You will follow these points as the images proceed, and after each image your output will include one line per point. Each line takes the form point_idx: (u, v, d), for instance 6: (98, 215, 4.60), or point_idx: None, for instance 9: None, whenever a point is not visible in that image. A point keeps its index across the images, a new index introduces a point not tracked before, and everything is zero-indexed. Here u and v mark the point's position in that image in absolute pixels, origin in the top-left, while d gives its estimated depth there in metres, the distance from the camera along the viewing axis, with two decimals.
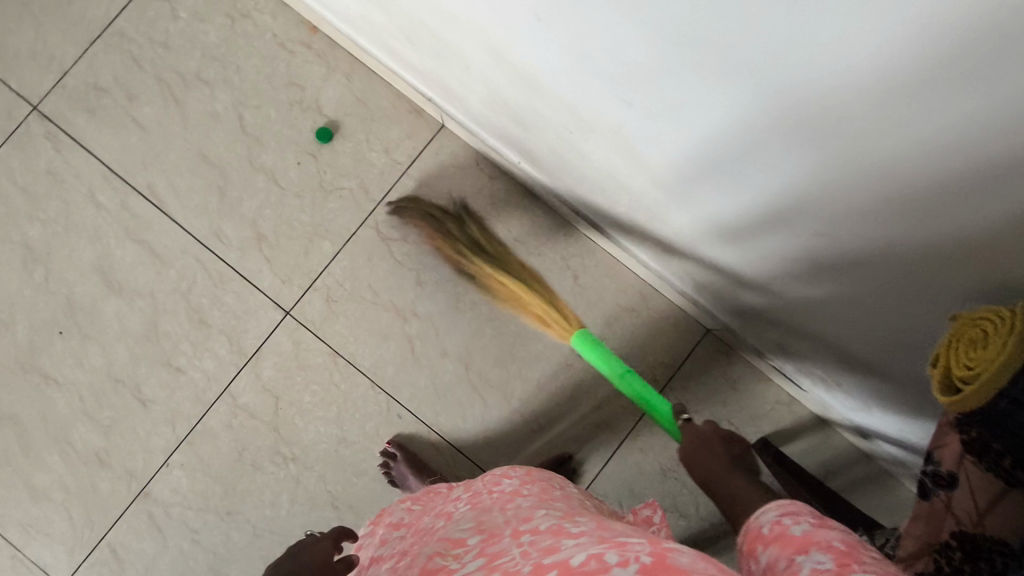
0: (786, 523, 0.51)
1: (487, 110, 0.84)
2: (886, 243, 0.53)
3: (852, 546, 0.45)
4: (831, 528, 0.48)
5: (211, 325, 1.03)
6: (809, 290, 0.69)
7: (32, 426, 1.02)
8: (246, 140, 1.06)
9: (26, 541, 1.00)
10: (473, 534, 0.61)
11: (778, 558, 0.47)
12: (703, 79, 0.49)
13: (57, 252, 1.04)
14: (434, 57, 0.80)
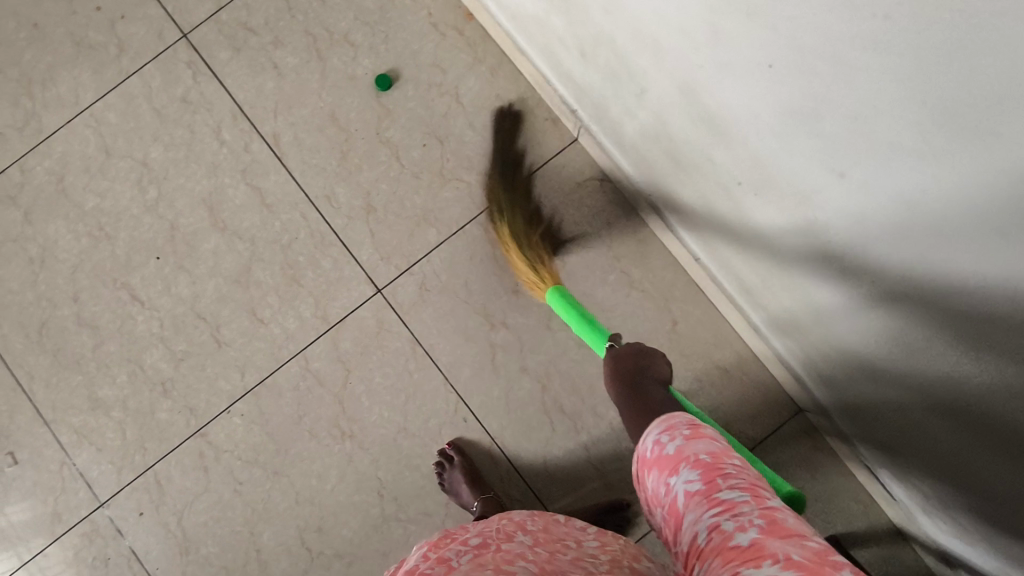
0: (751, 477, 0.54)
1: (639, 138, 0.82)
2: (913, 352, 0.59)
3: (717, 460, 0.47)
4: (700, 442, 0.49)
5: (302, 284, 1.02)
6: (853, 373, 0.74)
7: (107, 339, 1.02)
8: (377, 109, 1.04)
9: (76, 450, 1.01)
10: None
11: (657, 481, 0.49)
12: (792, 172, 0.56)
13: (173, 178, 1.04)
14: (603, 75, 0.78)
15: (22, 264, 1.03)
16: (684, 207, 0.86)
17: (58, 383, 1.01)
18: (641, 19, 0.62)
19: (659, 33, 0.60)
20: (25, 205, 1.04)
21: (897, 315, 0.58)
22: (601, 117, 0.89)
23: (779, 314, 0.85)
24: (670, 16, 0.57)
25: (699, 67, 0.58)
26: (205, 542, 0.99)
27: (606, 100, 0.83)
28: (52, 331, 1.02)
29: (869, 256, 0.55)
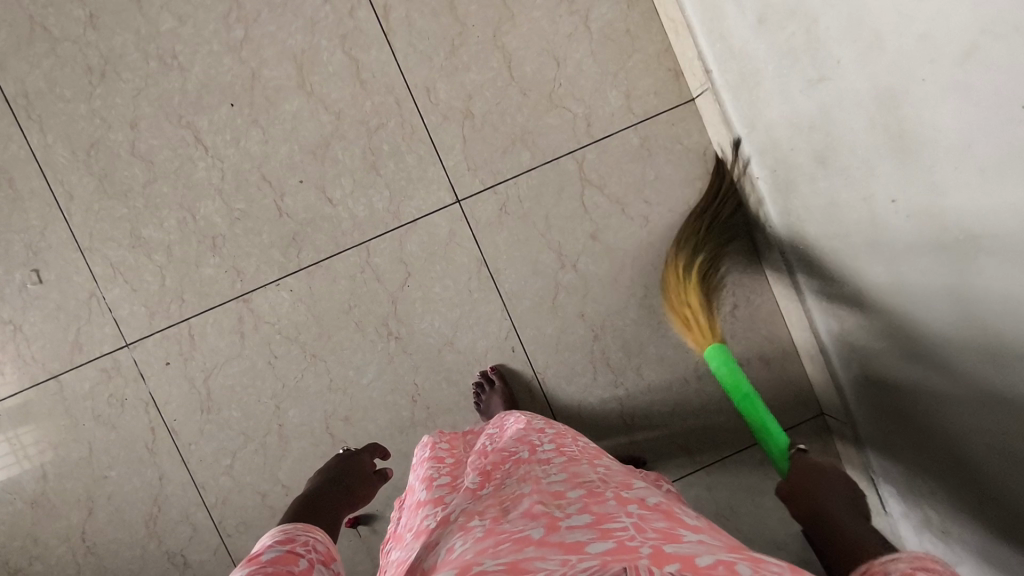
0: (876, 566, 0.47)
1: (784, 117, 0.79)
2: (1003, 388, 0.63)
3: None
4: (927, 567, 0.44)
5: (380, 174, 0.97)
6: (914, 391, 0.78)
7: (161, 178, 0.95)
8: (500, 9, 0.97)
9: (108, 285, 0.96)
10: (574, 488, 0.57)
11: None
12: (969, 197, 0.57)
13: (266, 23, 0.95)
14: (777, 45, 0.74)
15: (79, 72, 0.94)
16: (797, 201, 0.86)
17: (100, 211, 0.95)
18: (868, 12, 0.59)
19: (886, 31, 0.58)
20: (91, 7, 0.94)
21: (981, 356, 0.64)
22: (742, 87, 0.86)
23: (851, 327, 0.87)
24: (908, 13, 0.54)
25: (920, 81, 0.56)
26: (229, 406, 0.98)
27: (763, 73, 0.79)
28: (104, 153, 0.95)
29: (985, 300, 0.60)
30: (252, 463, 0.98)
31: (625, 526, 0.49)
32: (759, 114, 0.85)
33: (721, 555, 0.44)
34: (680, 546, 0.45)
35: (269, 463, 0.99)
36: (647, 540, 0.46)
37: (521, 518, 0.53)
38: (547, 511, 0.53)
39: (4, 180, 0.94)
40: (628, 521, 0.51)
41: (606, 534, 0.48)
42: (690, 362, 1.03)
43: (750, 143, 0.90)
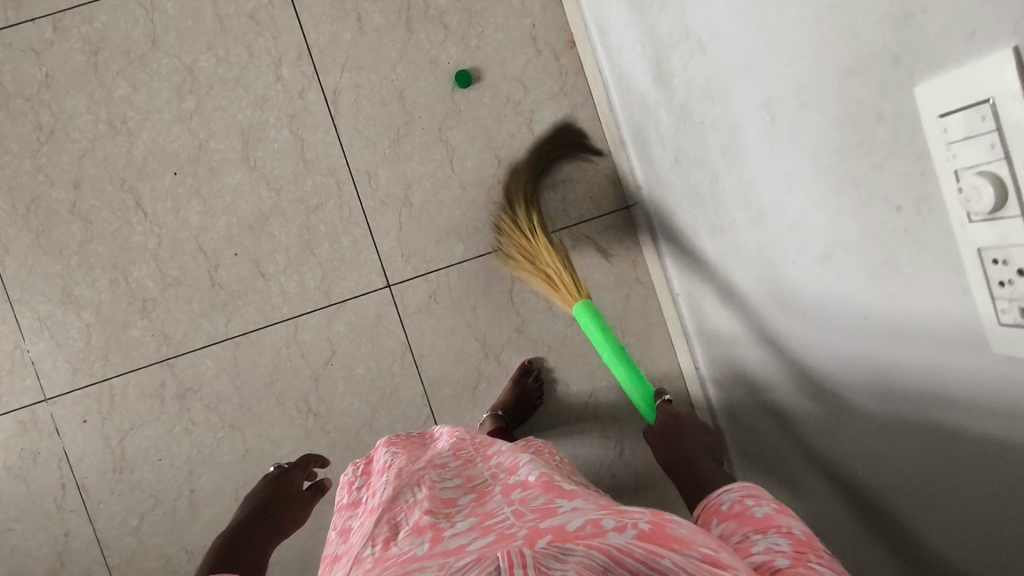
0: (748, 505, 0.56)
1: (695, 248, 0.83)
2: (869, 452, 0.59)
3: (809, 536, 0.51)
4: (790, 515, 0.54)
5: (315, 253, 0.99)
6: (805, 470, 0.74)
7: (98, 238, 0.97)
8: (448, 105, 0.99)
9: (34, 338, 0.97)
10: (465, 494, 0.60)
11: (733, 531, 0.54)
12: (815, 270, 0.56)
13: (217, 97, 0.97)
14: (688, 189, 0.78)
15: (30, 128, 0.96)
16: (709, 315, 0.88)
17: (34, 265, 0.97)
18: (755, 189, 0.61)
19: (767, 207, 0.60)
20: (48, 67, 0.96)
21: (869, 434, 0.58)
22: (665, 207, 0.89)
23: (746, 401, 0.86)
24: (767, 166, 0.58)
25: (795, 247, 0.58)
26: (142, 467, 0.98)
27: (679, 204, 0.83)
28: (43, 210, 0.96)
29: (868, 385, 0.55)
30: (159, 527, 0.99)
31: (504, 517, 0.51)
32: (679, 235, 0.88)
33: (588, 515, 0.46)
34: (553, 519, 0.47)
35: (176, 529, 0.99)
36: (524, 524, 0.48)
37: (410, 537, 0.52)
38: (434, 522, 0.54)
39: None
40: (509, 511, 0.53)
41: (488, 530, 0.49)
42: (603, 462, 1.03)
43: (676, 267, 0.95)
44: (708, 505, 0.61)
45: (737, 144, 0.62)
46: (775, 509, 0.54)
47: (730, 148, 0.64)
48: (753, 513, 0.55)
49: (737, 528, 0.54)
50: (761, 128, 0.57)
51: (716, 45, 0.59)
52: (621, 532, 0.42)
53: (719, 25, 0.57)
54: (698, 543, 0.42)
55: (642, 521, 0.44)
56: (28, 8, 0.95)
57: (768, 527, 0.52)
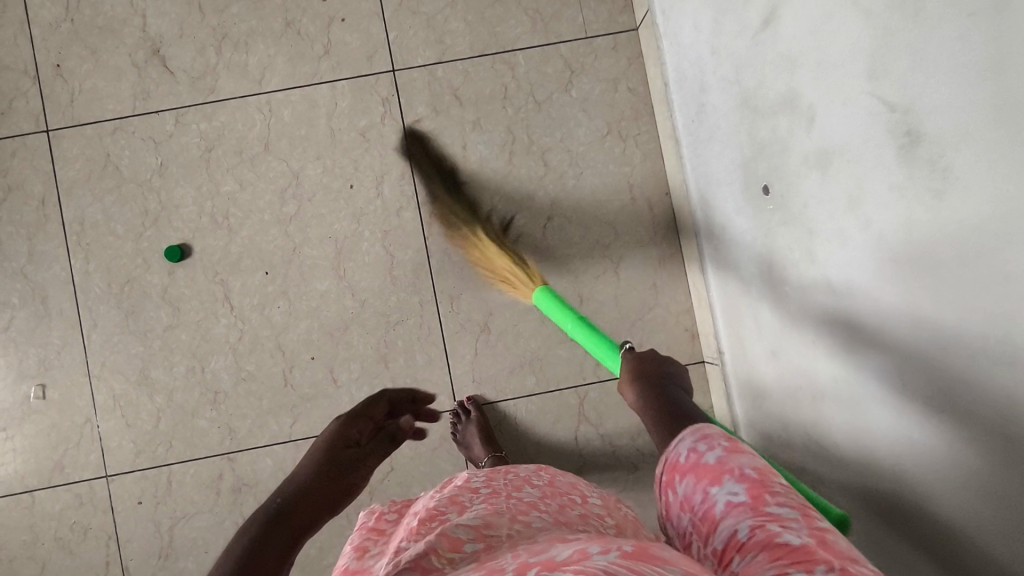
0: (700, 452, 0.51)
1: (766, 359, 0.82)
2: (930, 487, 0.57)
3: (762, 471, 0.47)
4: (741, 452, 0.49)
5: (388, 367, 1.00)
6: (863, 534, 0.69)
7: (183, 326, 0.99)
8: (538, 239, 1.01)
9: (105, 415, 0.98)
10: (472, 535, 0.47)
11: (695, 491, 0.49)
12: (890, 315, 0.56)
13: (318, 203, 1.00)
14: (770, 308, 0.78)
15: (136, 212, 0.99)
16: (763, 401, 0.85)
17: (117, 343, 0.99)
18: (870, 411, 0.63)
19: (877, 411, 0.62)
20: (164, 156, 1.00)
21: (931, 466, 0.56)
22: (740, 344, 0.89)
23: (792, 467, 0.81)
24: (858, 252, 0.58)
25: (910, 443, 0.58)
26: (186, 558, 0.98)
27: (770, 394, 0.83)
28: (135, 292, 0.99)
29: (948, 414, 0.53)
30: None
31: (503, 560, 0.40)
32: (752, 387, 0.88)
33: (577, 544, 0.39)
34: (547, 557, 0.38)
35: None
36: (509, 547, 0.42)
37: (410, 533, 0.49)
38: (434, 570, 0.44)
39: (38, 296, 0.98)
40: (511, 555, 0.41)
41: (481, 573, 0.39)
42: None
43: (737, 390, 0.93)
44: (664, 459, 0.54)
45: (855, 372, 0.64)
46: (726, 451, 0.49)
47: (842, 363, 0.66)
48: (707, 460, 0.50)
49: (695, 485, 0.49)
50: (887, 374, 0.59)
51: (848, 290, 0.61)
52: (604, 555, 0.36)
53: (854, 271, 0.60)
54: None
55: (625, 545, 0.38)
56: (155, 100, 1.00)
57: (722, 475, 0.48)
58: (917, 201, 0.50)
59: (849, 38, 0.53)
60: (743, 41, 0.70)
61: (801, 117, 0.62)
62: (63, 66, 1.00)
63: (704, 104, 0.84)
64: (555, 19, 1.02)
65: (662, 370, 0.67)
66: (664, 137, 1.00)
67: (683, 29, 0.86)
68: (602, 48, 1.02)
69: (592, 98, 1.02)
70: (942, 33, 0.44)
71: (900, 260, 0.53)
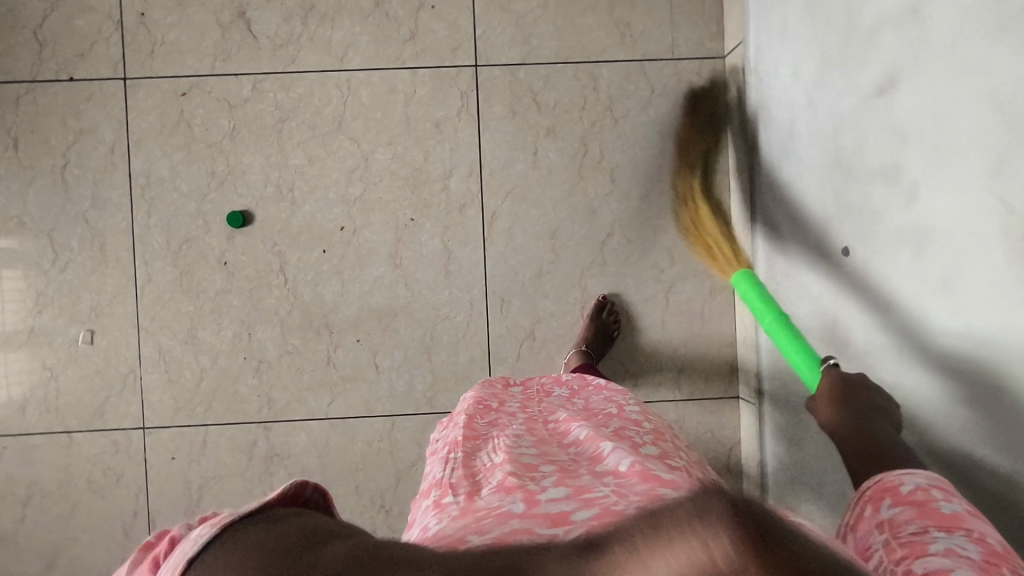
0: (934, 496, 0.47)
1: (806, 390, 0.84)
2: None
3: (1008, 553, 0.42)
4: (982, 521, 0.45)
5: (431, 360, 1.01)
6: None
7: (236, 292, 1.00)
8: (595, 255, 1.02)
9: (149, 368, 1.00)
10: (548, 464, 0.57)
11: (910, 521, 0.45)
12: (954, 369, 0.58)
13: (383, 188, 1.00)
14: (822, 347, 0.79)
15: (203, 173, 0.99)
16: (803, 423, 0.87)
17: (168, 300, 0.99)
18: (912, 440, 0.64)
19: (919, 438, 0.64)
20: (236, 120, 0.99)
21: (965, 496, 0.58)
22: (781, 372, 0.91)
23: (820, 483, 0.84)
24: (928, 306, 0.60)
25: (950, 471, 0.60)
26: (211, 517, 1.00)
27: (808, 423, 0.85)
28: (192, 251, 0.99)
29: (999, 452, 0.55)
30: None
31: (601, 492, 0.48)
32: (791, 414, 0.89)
33: (696, 494, 0.41)
34: (657, 497, 0.44)
35: None
36: (625, 498, 0.45)
37: (498, 495, 0.50)
38: (521, 486, 0.51)
39: (97, 243, 0.99)
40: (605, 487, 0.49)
41: (586, 502, 0.46)
42: None
43: (772, 410, 0.95)
44: (878, 481, 0.51)
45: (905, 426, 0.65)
46: (968, 511, 0.45)
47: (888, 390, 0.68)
48: (940, 506, 0.45)
49: (915, 518, 0.45)
50: (970, 420, 0.57)
51: (914, 354, 0.63)
52: None
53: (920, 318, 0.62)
54: (829, 543, 0.37)
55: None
56: (235, 63, 0.99)
57: (955, 527, 0.43)
58: (1019, 302, 0.51)
59: (978, 126, 0.53)
60: (852, 99, 0.70)
61: (902, 186, 0.63)
62: (148, 15, 0.99)
63: (788, 148, 0.84)
64: (644, 36, 1.01)
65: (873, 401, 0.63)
66: (735, 171, 1.00)
67: (779, 71, 0.86)
68: (687, 72, 1.02)
69: (669, 121, 1.02)
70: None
71: (985, 355, 0.55)
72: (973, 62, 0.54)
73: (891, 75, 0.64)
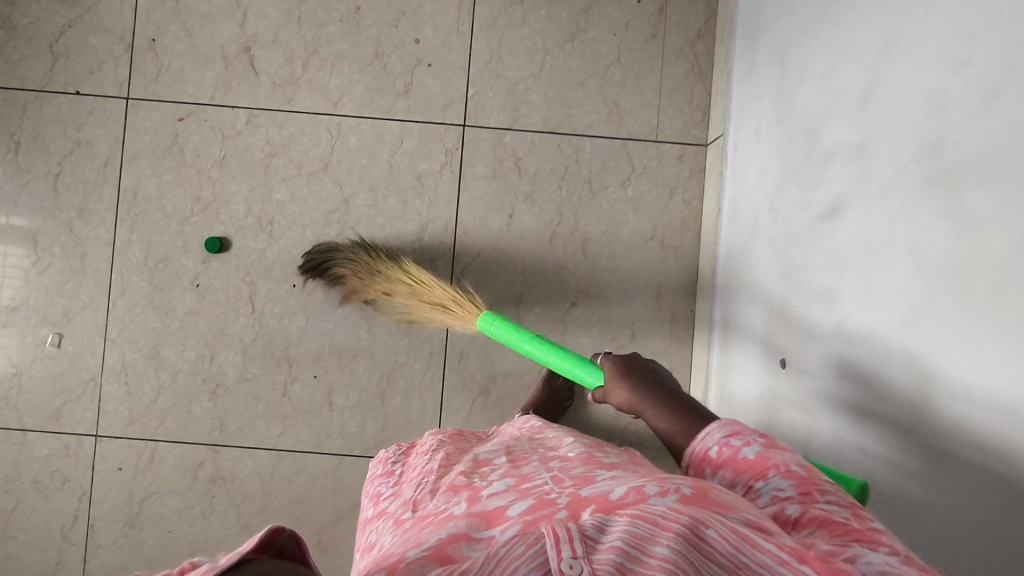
0: (736, 447, 0.52)
1: None
2: None
3: (807, 470, 0.48)
4: (779, 450, 0.51)
5: (384, 404, 1.02)
6: None
7: (203, 315, 1.02)
8: (558, 321, 1.03)
9: (110, 378, 1.02)
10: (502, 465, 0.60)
11: (732, 482, 0.50)
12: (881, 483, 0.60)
13: (360, 232, 1.03)
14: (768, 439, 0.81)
15: (189, 197, 1.03)
16: None
17: (138, 315, 1.02)
18: None
19: None
20: (228, 150, 1.03)
21: None
22: None
23: None
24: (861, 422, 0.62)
25: None
26: (149, 531, 1.02)
27: None
28: (168, 270, 1.02)
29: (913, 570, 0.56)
30: None
31: (542, 483, 0.51)
32: None
33: (629, 483, 0.46)
34: (595, 488, 0.47)
35: None
36: (565, 490, 0.48)
37: (449, 496, 0.53)
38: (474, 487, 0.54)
39: (78, 251, 1.02)
40: (548, 478, 0.53)
41: (526, 494, 0.49)
42: None
43: None
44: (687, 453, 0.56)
45: None
46: (765, 447, 0.50)
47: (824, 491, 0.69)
48: (745, 454, 0.51)
49: (734, 476, 0.50)
50: (893, 444, 0.58)
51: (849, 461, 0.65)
52: (663, 497, 0.42)
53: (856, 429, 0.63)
54: (737, 509, 0.42)
55: (684, 486, 0.44)
56: (234, 95, 1.03)
57: (765, 470, 0.49)
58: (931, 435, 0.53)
59: (900, 275, 0.56)
60: (801, 216, 0.73)
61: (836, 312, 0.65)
62: (158, 42, 1.03)
63: (747, 247, 0.87)
64: (630, 116, 1.04)
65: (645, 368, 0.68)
66: (704, 257, 1.02)
67: (747, 172, 0.88)
68: (668, 155, 1.04)
69: (646, 200, 1.04)
70: (979, 325, 0.47)
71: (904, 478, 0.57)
72: (899, 212, 0.56)
73: (834, 203, 0.66)
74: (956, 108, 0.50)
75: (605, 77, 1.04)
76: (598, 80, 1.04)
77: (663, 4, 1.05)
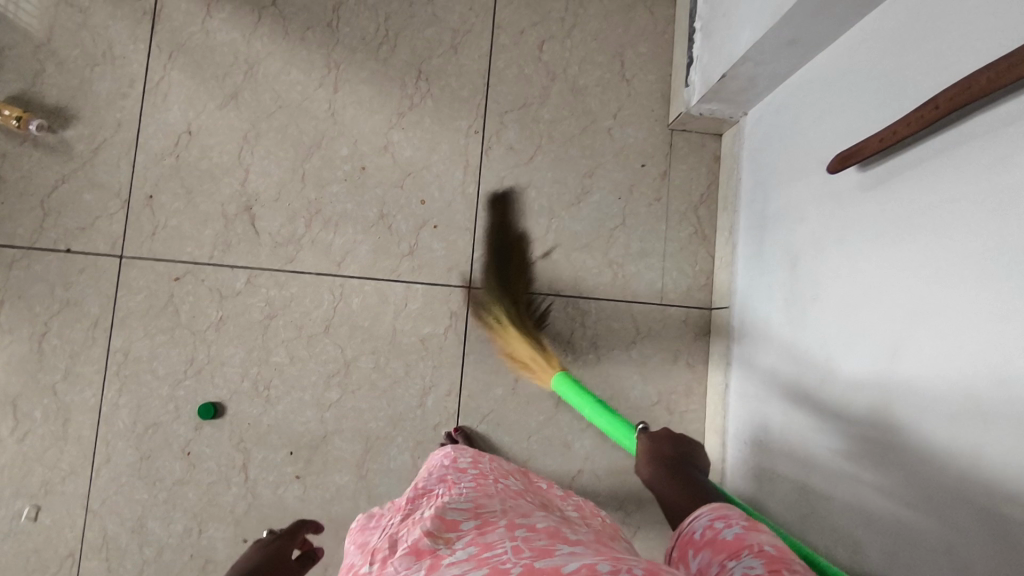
0: (718, 529, 0.47)
1: None
2: None
3: (784, 550, 0.43)
4: (763, 531, 0.45)
5: None
6: None
7: (194, 485, 0.98)
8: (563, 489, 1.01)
9: (89, 554, 0.96)
10: (468, 519, 0.58)
11: (711, 564, 0.44)
12: None
13: (361, 396, 1.00)
14: None
15: (182, 359, 0.99)
16: None
17: (124, 484, 0.97)
18: None
19: None
20: (225, 311, 1.00)
21: None
22: None
23: None
24: None
25: None
26: None
27: None
28: (157, 437, 0.98)
29: None
30: None
31: (501, 552, 0.49)
32: None
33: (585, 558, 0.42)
34: (548, 560, 0.44)
35: None
36: (518, 560, 0.46)
37: (407, 560, 0.52)
38: (433, 547, 0.53)
39: (60, 417, 0.97)
40: (509, 546, 0.50)
41: (482, 562, 0.47)
42: None
43: None
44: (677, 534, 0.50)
45: None
46: (745, 529, 0.45)
47: None
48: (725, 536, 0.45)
49: (711, 558, 0.45)
50: None
51: None
52: None
53: None
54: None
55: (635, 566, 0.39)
56: (233, 255, 1.01)
57: (740, 548, 0.43)
58: None
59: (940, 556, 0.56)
60: (826, 434, 0.74)
61: (868, 553, 0.66)
62: (156, 198, 1.01)
63: (764, 438, 0.87)
64: (635, 279, 1.05)
65: (681, 449, 0.67)
66: (710, 426, 1.03)
67: (760, 358, 0.90)
68: (673, 319, 1.04)
69: (651, 363, 1.04)
70: None
71: None
72: (936, 490, 0.57)
73: (862, 441, 0.67)
74: (995, 420, 0.51)
75: (610, 240, 1.05)
76: (603, 243, 1.05)
77: (666, 168, 1.06)
